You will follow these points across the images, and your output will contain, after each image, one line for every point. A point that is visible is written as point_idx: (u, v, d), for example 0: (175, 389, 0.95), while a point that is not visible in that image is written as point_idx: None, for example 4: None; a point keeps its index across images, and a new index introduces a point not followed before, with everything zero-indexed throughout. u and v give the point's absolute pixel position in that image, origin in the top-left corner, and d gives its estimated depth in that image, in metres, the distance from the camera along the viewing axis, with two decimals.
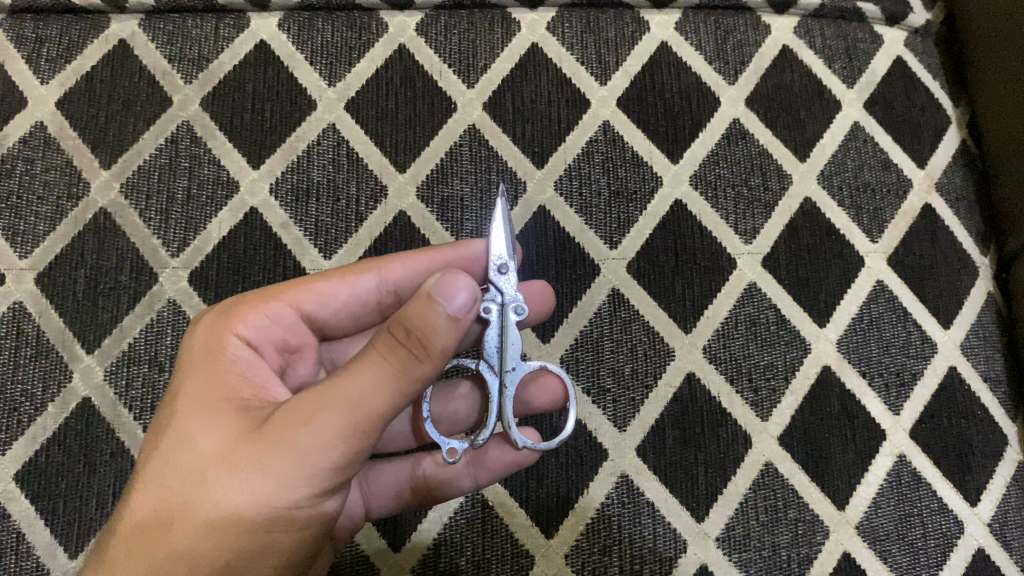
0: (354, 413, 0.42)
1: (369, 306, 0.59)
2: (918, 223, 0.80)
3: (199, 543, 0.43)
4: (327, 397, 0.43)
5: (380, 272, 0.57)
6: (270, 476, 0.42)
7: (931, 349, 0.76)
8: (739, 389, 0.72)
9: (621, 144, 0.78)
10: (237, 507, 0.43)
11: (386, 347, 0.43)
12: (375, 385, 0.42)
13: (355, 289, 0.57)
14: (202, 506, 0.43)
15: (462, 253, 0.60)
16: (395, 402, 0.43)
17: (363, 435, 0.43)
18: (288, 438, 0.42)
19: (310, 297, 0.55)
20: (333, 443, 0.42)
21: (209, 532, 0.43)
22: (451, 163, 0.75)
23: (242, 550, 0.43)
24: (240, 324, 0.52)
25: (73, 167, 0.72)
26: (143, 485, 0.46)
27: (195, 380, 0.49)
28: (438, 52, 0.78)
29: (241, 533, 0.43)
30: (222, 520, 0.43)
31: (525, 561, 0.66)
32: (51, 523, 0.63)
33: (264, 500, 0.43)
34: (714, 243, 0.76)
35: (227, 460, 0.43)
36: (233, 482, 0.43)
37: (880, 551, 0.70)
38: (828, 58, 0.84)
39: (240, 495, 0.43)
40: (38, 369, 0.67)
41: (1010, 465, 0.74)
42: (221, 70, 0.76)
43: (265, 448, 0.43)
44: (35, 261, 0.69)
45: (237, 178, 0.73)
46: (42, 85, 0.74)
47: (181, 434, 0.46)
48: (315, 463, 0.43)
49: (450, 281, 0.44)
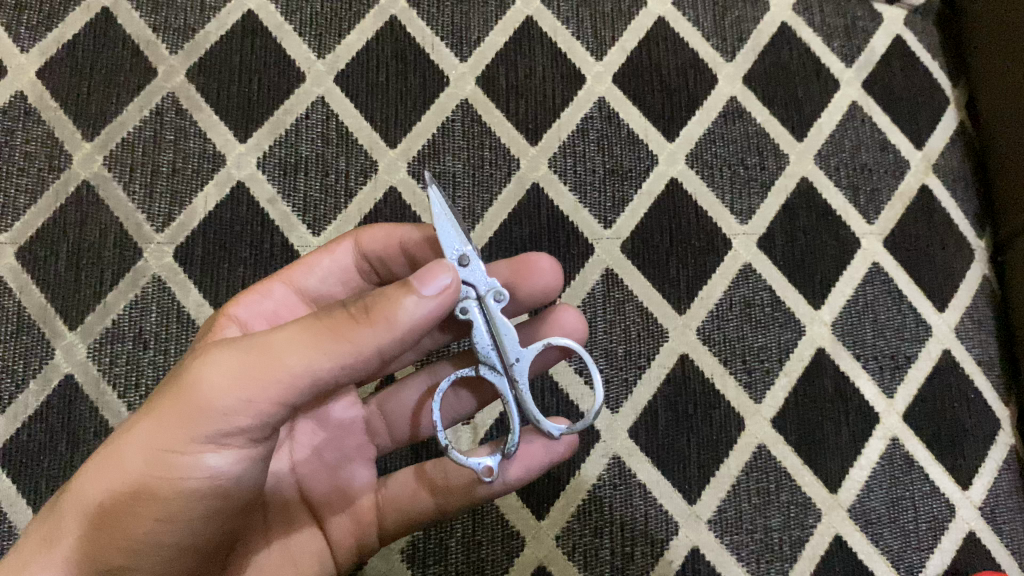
0: (258, 361, 0.39)
1: (351, 278, 0.57)
2: (915, 204, 0.79)
3: (90, 484, 0.41)
4: (239, 344, 0.40)
5: (357, 239, 0.56)
6: (162, 417, 0.40)
7: (925, 332, 0.76)
8: (733, 370, 0.72)
9: (616, 122, 0.77)
10: (129, 447, 0.40)
11: (328, 311, 0.40)
12: (299, 338, 0.39)
13: (336, 258, 0.56)
14: (108, 444, 0.42)
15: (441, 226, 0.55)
16: (309, 357, 0.38)
17: (267, 390, 0.39)
18: (186, 380, 0.40)
19: (299, 271, 0.55)
20: (222, 389, 0.39)
21: (101, 468, 0.41)
22: (443, 138, 0.74)
23: (126, 495, 0.40)
24: (234, 304, 0.52)
25: (54, 138, 0.70)
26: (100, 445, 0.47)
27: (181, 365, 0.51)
28: (430, 24, 0.77)
29: (127, 479, 0.40)
30: (116, 457, 0.41)
31: (515, 543, 0.65)
32: (33, 502, 0.62)
33: (152, 444, 0.40)
34: (708, 222, 0.75)
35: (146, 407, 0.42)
36: (136, 420, 0.41)
37: (872, 535, 0.70)
38: (827, 36, 0.83)
39: (136, 438, 0.40)
40: (19, 346, 0.65)
41: (1002, 449, 0.74)
42: (207, 41, 0.74)
43: (170, 387, 0.40)
44: (15, 235, 0.68)
45: (223, 151, 0.71)
46: (22, 54, 0.72)
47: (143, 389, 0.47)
48: (206, 410, 0.39)
49: (432, 268, 0.40)
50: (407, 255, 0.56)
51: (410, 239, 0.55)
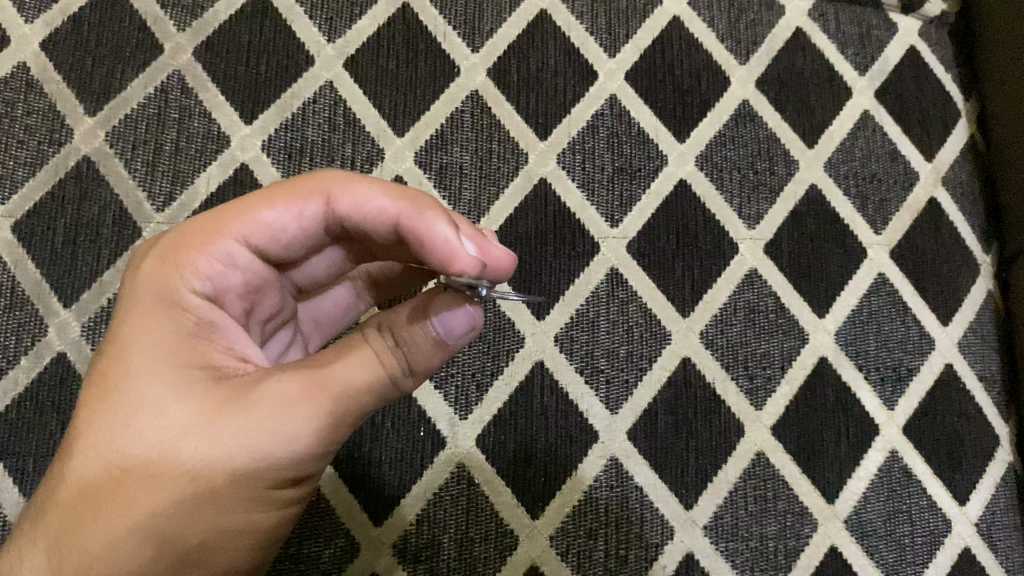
0: (345, 407, 0.39)
1: (319, 236, 0.46)
2: (923, 216, 0.79)
3: (173, 517, 0.37)
4: (320, 381, 0.38)
5: (329, 201, 0.44)
6: (249, 455, 0.37)
7: (929, 345, 0.76)
8: (735, 376, 0.71)
9: (627, 120, 0.76)
10: (214, 485, 0.37)
11: (382, 351, 0.41)
12: (367, 379, 0.40)
13: (303, 221, 0.44)
14: (173, 479, 0.37)
15: (416, 220, 0.43)
16: (377, 404, 0.41)
17: (343, 428, 0.39)
18: (278, 420, 0.37)
19: (257, 229, 0.43)
20: (318, 436, 0.38)
21: (175, 507, 0.37)
22: (452, 129, 0.73)
23: (211, 533, 0.37)
24: (190, 272, 0.41)
25: (55, 111, 0.69)
26: (94, 445, 0.38)
27: (163, 338, 0.39)
28: (442, 13, 0.76)
29: (221, 514, 0.37)
30: (193, 497, 0.37)
31: (509, 541, 0.64)
32: (20, 481, 0.61)
33: (244, 480, 0.37)
34: (716, 226, 0.74)
35: (205, 431, 0.37)
36: (215, 455, 0.37)
37: (867, 547, 0.69)
38: (841, 44, 0.82)
39: (220, 481, 0.37)
40: (11, 321, 0.64)
41: (1000, 465, 0.74)
42: (216, 19, 0.73)
43: (249, 424, 0.37)
44: (12, 209, 0.66)
45: (228, 132, 0.70)
46: (27, 24, 0.70)
47: (141, 397, 0.38)
48: (295, 447, 0.38)
49: (457, 308, 0.42)
50: (380, 233, 0.45)
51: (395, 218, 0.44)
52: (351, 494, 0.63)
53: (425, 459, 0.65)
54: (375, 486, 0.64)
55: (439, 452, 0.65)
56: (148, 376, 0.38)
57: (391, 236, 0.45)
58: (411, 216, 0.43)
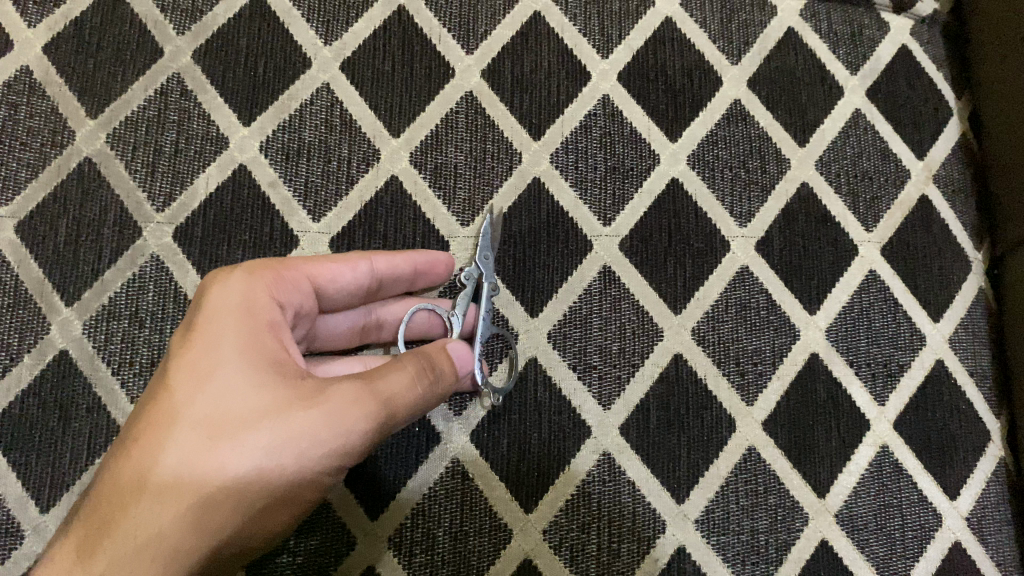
0: (390, 411, 0.50)
1: (355, 291, 0.62)
2: (914, 214, 0.80)
3: (251, 482, 0.46)
4: (374, 390, 0.49)
5: (371, 261, 0.62)
6: (317, 439, 0.47)
7: (920, 341, 0.76)
8: (726, 372, 0.72)
9: (620, 120, 0.77)
10: (286, 459, 0.47)
11: (419, 372, 0.52)
12: (405, 388, 0.51)
13: (352, 275, 0.61)
14: (254, 450, 0.47)
15: (432, 258, 0.66)
16: (410, 415, 0.51)
17: (386, 428, 0.50)
18: (341, 414, 0.48)
19: (323, 272, 0.59)
20: (367, 431, 0.49)
21: (255, 472, 0.46)
22: (446, 130, 0.74)
23: (278, 495, 0.48)
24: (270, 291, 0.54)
25: (57, 113, 0.70)
26: (189, 419, 0.47)
27: (249, 340, 0.50)
28: (438, 15, 0.77)
29: (286, 482, 0.47)
30: (269, 467, 0.47)
31: (502, 535, 0.65)
32: (23, 476, 0.62)
33: (309, 458, 0.48)
34: (708, 224, 0.75)
35: (284, 416, 0.47)
36: (290, 436, 0.47)
37: (857, 541, 0.70)
38: (833, 43, 0.83)
39: (289, 456, 0.47)
40: (14, 320, 0.65)
41: (991, 460, 0.75)
42: (214, 23, 0.74)
43: (320, 415, 0.48)
44: (15, 209, 0.67)
45: (227, 134, 0.71)
46: (29, 28, 0.72)
47: (233, 384, 0.48)
48: (351, 437, 0.48)
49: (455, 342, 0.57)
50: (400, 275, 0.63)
51: (411, 272, 0.64)
52: (348, 488, 0.65)
53: (420, 454, 0.66)
54: (371, 480, 0.65)
55: (433, 447, 0.66)
56: (235, 366, 0.49)
57: (406, 279, 0.65)
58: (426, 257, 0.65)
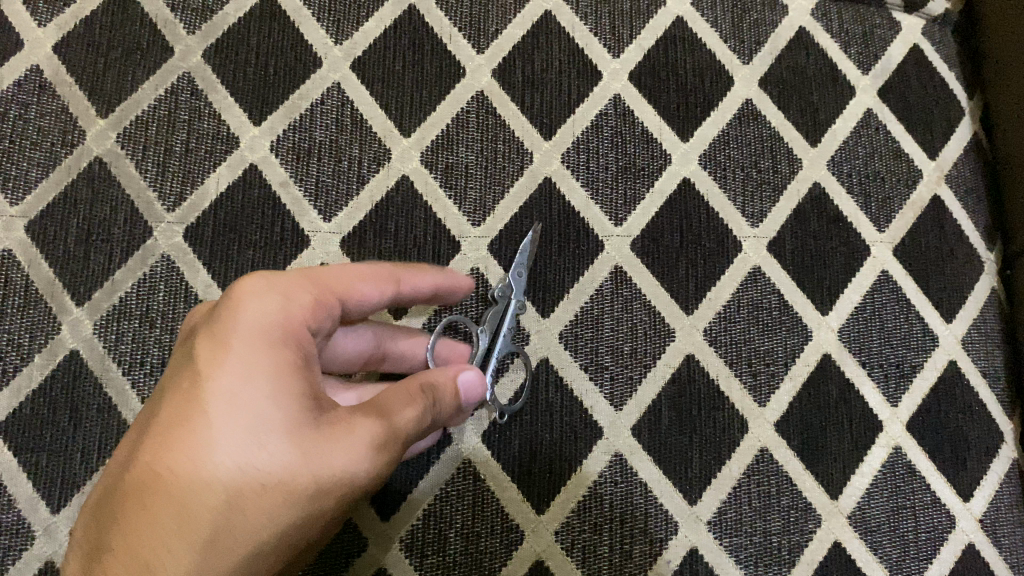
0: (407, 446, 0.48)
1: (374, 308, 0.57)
2: (926, 214, 0.79)
3: (290, 531, 0.43)
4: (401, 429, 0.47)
5: (395, 281, 0.57)
6: (356, 486, 0.45)
7: (932, 342, 0.76)
8: (738, 372, 0.71)
9: (631, 120, 0.76)
10: (325, 506, 0.44)
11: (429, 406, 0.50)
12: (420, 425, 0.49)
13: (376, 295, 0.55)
14: (297, 500, 0.43)
15: (450, 281, 0.61)
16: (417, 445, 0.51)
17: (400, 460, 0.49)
18: (378, 456, 0.46)
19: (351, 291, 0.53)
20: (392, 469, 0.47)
21: (293, 522, 0.43)
22: (457, 129, 0.74)
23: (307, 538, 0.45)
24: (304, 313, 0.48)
25: (68, 113, 0.70)
26: (225, 468, 0.42)
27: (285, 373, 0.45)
28: (448, 14, 0.77)
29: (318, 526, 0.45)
30: (309, 515, 0.44)
31: (514, 536, 0.65)
32: (34, 476, 0.62)
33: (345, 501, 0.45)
34: (720, 224, 0.75)
35: (326, 463, 0.44)
36: (333, 485, 0.44)
37: (870, 543, 0.70)
38: (844, 43, 0.83)
39: (328, 503, 0.44)
40: (25, 320, 0.65)
41: (1004, 462, 0.74)
42: (225, 22, 0.74)
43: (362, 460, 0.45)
44: (26, 209, 0.67)
45: (237, 133, 0.71)
46: (39, 28, 0.71)
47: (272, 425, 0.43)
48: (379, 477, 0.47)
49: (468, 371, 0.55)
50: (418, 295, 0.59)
51: (430, 291, 0.60)
52: None
53: (431, 455, 0.66)
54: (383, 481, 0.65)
55: (445, 448, 0.66)
56: (271, 406, 0.43)
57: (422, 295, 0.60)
58: (445, 282, 0.61)
